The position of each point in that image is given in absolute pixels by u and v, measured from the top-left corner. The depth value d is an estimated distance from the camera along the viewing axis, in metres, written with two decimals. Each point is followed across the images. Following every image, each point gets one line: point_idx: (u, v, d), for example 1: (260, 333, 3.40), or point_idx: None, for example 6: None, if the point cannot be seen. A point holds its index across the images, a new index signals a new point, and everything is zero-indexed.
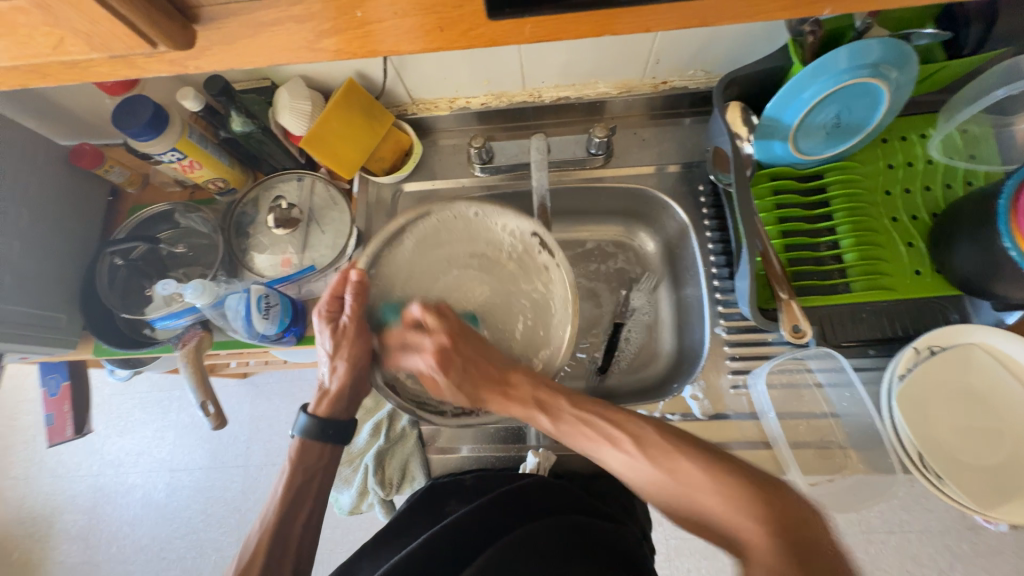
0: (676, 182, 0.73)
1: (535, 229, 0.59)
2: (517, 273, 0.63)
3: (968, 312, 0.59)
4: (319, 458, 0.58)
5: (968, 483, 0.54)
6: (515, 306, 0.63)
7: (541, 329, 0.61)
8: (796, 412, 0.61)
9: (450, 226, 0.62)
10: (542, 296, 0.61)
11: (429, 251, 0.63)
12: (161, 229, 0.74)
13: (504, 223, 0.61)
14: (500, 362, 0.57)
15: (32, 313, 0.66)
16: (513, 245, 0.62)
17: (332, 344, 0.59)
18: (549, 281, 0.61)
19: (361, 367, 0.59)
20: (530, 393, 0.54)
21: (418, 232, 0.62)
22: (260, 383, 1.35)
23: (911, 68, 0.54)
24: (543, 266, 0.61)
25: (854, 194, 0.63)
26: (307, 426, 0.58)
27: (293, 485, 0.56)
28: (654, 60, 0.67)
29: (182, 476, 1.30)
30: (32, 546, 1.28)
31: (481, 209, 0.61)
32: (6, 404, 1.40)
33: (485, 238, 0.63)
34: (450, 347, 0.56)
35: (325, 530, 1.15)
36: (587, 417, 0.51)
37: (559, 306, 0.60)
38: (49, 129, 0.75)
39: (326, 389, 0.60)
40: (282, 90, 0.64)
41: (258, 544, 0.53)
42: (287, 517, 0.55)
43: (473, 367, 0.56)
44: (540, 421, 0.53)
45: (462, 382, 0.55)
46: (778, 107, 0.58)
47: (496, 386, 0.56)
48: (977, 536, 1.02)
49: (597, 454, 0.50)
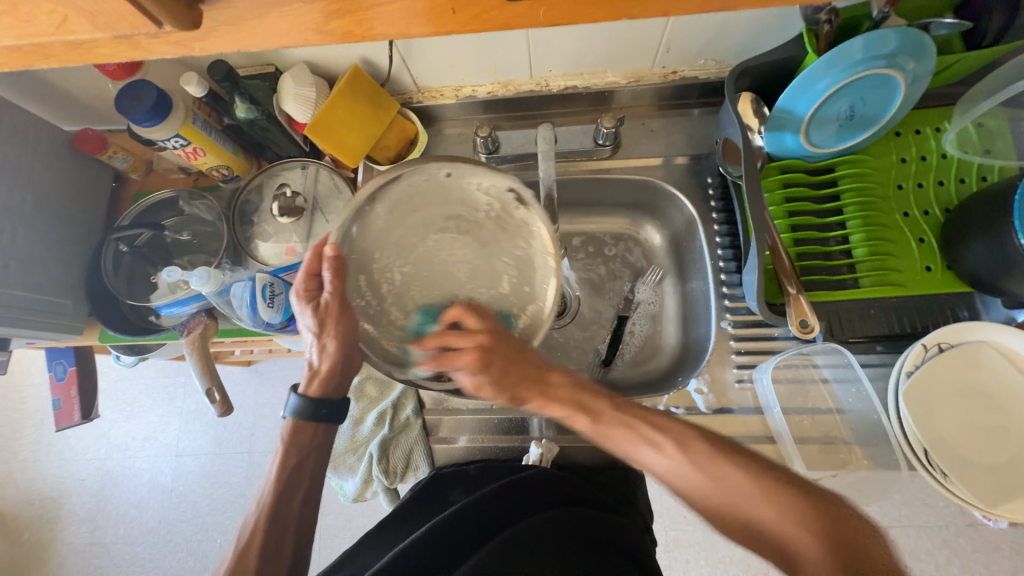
0: (685, 174, 0.72)
1: (512, 185, 0.52)
2: (498, 233, 0.57)
3: (977, 308, 0.59)
4: (310, 440, 0.59)
5: (974, 480, 0.54)
6: (498, 267, 0.58)
7: (526, 286, 0.58)
8: (801, 407, 0.60)
9: (421, 188, 0.54)
10: (525, 253, 0.56)
11: (404, 219, 0.55)
12: (165, 216, 0.74)
13: (480, 181, 0.53)
14: (540, 364, 0.56)
15: (38, 299, 0.66)
16: (490, 205, 0.55)
17: (315, 323, 0.55)
18: (532, 237, 0.55)
19: (350, 347, 0.56)
20: (571, 395, 0.55)
21: (389, 201, 0.53)
22: (264, 370, 1.36)
23: (929, 59, 0.53)
24: (525, 222, 0.55)
25: (866, 188, 0.62)
26: (299, 406, 0.58)
27: (286, 468, 0.56)
28: (664, 49, 0.65)
29: (187, 461, 1.31)
30: (41, 527, 1.31)
31: (452, 167, 0.52)
32: (13, 388, 1.42)
33: (461, 199, 0.55)
34: (489, 346, 0.55)
35: (328, 516, 1.17)
36: (627, 420, 0.52)
37: (542, 261, 0.56)
38: (51, 114, 0.75)
39: (316, 368, 0.58)
40: (286, 76, 0.63)
41: (255, 527, 0.53)
42: (282, 500, 0.56)
43: (513, 367, 0.55)
44: (579, 423, 0.54)
45: (503, 380, 0.55)
46: (790, 99, 0.57)
47: (532, 384, 0.56)
48: (976, 532, 1.03)
49: (635, 457, 0.50)
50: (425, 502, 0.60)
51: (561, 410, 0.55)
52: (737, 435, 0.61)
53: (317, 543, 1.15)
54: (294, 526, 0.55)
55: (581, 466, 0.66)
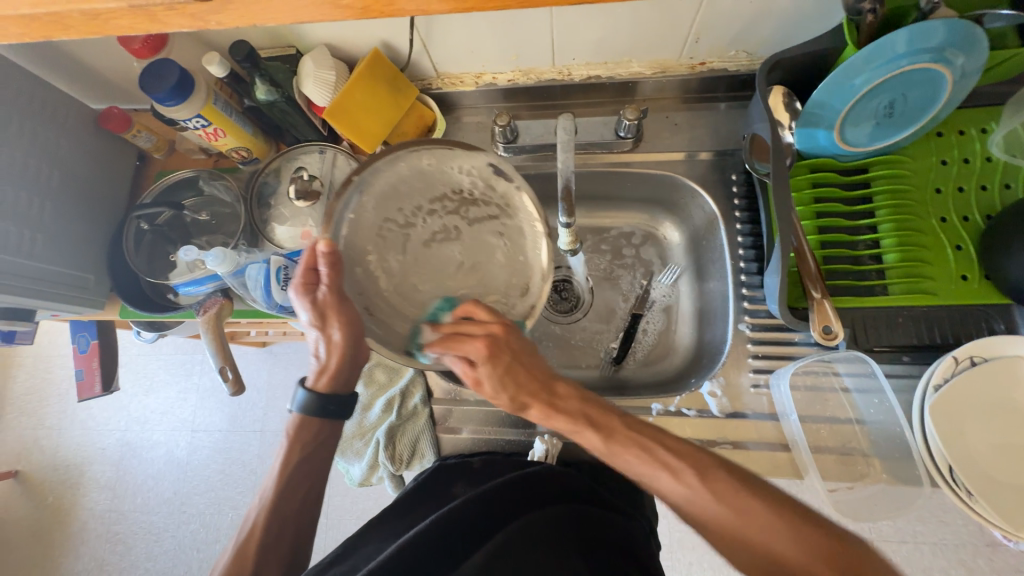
0: (707, 170, 0.70)
1: (490, 159, 0.52)
2: (485, 211, 0.55)
3: (1015, 322, 0.55)
4: (313, 437, 0.59)
5: (1003, 503, 0.51)
6: (489, 243, 0.55)
7: (520, 255, 0.54)
8: (819, 415, 0.59)
9: (406, 178, 0.53)
10: (512, 223, 0.54)
11: (394, 210, 0.53)
12: (185, 195, 0.74)
13: (461, 163, 0.53)
14: (547, 370, 0.54)
15: (61, 272, 0.68)
16: (474, 184, 0.54)
17: (315, 317, 0.55)
18: (516, 208, 0.53)
19: (354, 341, 0.56)
20: (578, 407, 0.52)
21: (376, 192, 0.52)
22: (278, 352, 1.38)
23: (980, 53, 0.50)
24: (511, 194, 0.53)
25: (900, 191, 0.59)
26: (305, 401, 0.59)
27: (290, 463, 0.57)
28: (694, 38, 0.63)
29: (202, 437, 1.35)
30: (64, 492, 1.36)
31: (432, 155, 0.53)
32: (41, 358, 1.47)
33: (442, 183, 0.54)
34: (501, 338, 0.50)
35: (336, 497, 1.19)
36: (643, 443, 0.49)
37: (531, 228, 0.53)
38: (79, 91, 0.76)
39: (323, 364, 0.58)
40: (307, 58, 0.63)
41: (255, 523, 0.55)
42: (283, 496, 0.57)
43: (519, 366, 0.52)
44: (589, 439, 0.51)
45: (503, 376, 0.52)
46: (825, 93, 0.54)
47: (539, 391, 0.53)
48: (994, 553, 0.99)
49: (651, 481, 0.48)
50: (430, 490, 0.60)
51: (567, 423, 0.52)
52: (749, 441, 0.59)
53: (325, 523, 1.17)
54: (290, 517, 0.56)
55: (587, 463, 0.65)
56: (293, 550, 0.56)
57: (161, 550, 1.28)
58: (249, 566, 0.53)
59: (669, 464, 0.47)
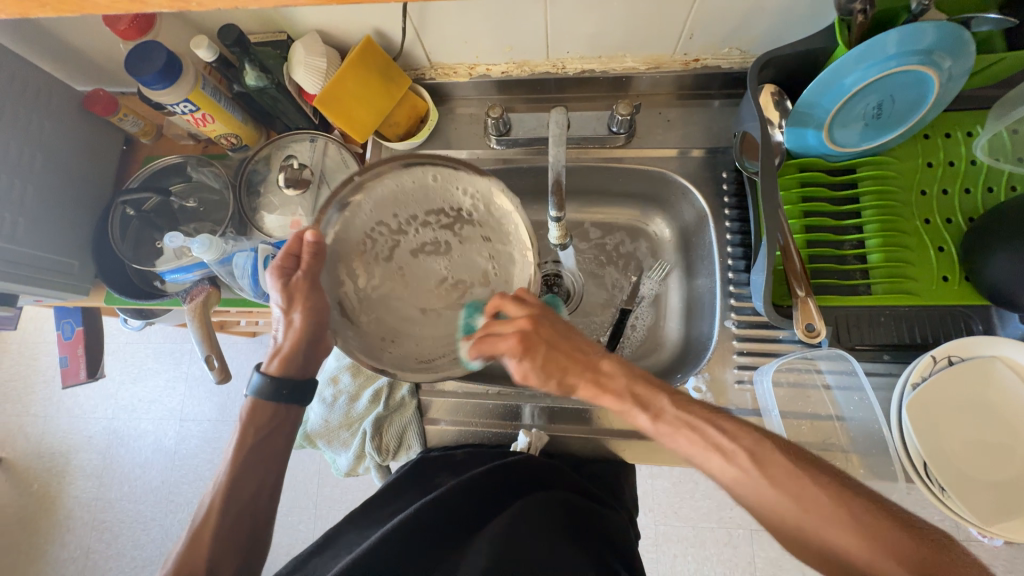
0: (699, 167, 0.70)
1: (496, 187, 0.53)
2: (478, 232, 0.56)
3: (993, 323, 0.57)
4: (270, 419, 0.58)
5: (974, 499, 0.53)
6: (475, 261, 0.56)
7: (505, 279, 0.56)
8: (800, 411, 0.60)
9: (408, 190, 0.53)
10: (503, 250, 0.55)
11: (389, 216, 0.54)
12: (173, 182, 0.73)
13: (464, 185, 0.54)
14: (588, 349, 0.54)
15: (44, 257, 0.67)
16: (474, 207, 0.55)
17: (282, 299, 0.54)
18: (510, 235, 0.55)
19: (315, 328, 0.54)
20: (626, 386, 0.51)
21: (375, 197, 0.53)
22: (269, 342, 1.37)
23: (967, 58, 0.50)
24: (508, 220, 0.54)
25: (886, 192, 0.60)
26: (260, 385, 0.57)
27: (245, 445, 0.56)
28: (688, 34, 0.63)
29: (190, 426, 1.34)
30: (50, 480, 1.35)
31: (438, 172, 0.54)
32: (26, 345, 1.45)
33: (442, 200, 0.54)
34: (534, 331, 0.51)
35: (325, 487, 1.19)
36: (690, 420, 0.48)
37: (520, 257, 0.55)
38: (64, 72, 0.74)
39: (279, 346, 0.57)
40: (297, 45, 0.62)
41: (211, 504, 0.53)
42: (239, 480, 0.55)
43: (557, 354, 0.52)
44: (637, 418, 0.50)
45: (546, 368, 0.52)
46: (816, 93, 0.55)
47: (583, 371, 0.52)
48: (969, 547, 1.02)
49: (700, 462, 0.46)
50: (413, 483, 0.60)
51: (613, 401, 0.51)
52: None
53: (314, 512, 1.18)
54: (246, 503, 0.55)
55: (571, 455, 0.65)
56: (250, 534, 0.54)
57: (149, 538, 1.28)
58: (205, 552, 0.51)
59: None
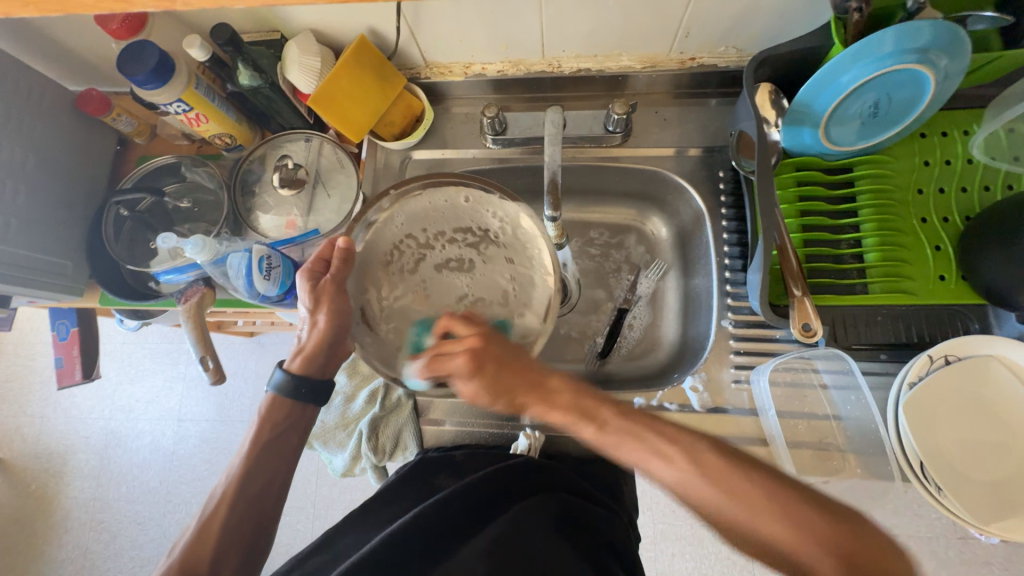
0: (696, 167, 0.70)
1: (522, 211, 0.56)
2: (502, 253, 0.57)
3: (989, 322, 0.57)
4: (286, 416, 0.57)
5: (971, 498, 0.53)
6: (496, 282, 0.57)
7: (525, 300, 0.56)
8: (797, 411, 0.59)
9: (440, 208, 0.57)
10: (525, 273, 0.56)
11: (417, 229, 0.57)
12: (167, 182, 0.73)
13: (495, 208, 0.57)
14: (538, 368, 0.52)
15: (38, 258, 0.66)
16: (501, 229, 0.57)
17: (310, 299, 0.55)
18: (532, 259, 0.56)
19: (341, 328, 0.55)
20: (572, 401, 0.50)
21: (406, 211, 0.56)
22: (266, 342, 1.37)
23: (963, 55, 0.50)
24: (532, 244, 0.56)
25: (884, 191, 0.60)
26: (281, 382, 0.57)
27: (261, 440, 0.56)
28: (683, 33, 0.63)
29: (188, 426, 1.34)
30: (47, 481, 1.34)
31: (470, 195, 0.57)
32: (22, 345, 1.45)
33: (473, 220, 0.57)
34: (482, 349, 0.50)
35: (323, 487, 1.19)
36: (637, 430, 0.48)
37: (542, 281, 0.56)
38: (56, 72, 0.74)
39: (302, 345, 0.57)
40: (291, 43, 0.62)
41: (224, 494, 0.53)
42: (251, 474, 0.54)
43: (506, 372, 0.50)
44: (583, 432, 0.49)
45: (495, 386, 0.50)
46: (812, 91, 0.55)
47: (531, 389, 0.51)
48: (966, 545, 1.02)
49: (643, 467, 0.47)
50: (408, 484, 0.60)
51: (563, 417, 0.50)
52: (729, 435, 0.60)
53: (311, 513, 1.18)
54: (253, 499, 0.54)
55: (567, 456, 0.65)
56: (256, 531, 0.53)
57: (147, 538, 1.28)
58: (207, 552, 0.50)
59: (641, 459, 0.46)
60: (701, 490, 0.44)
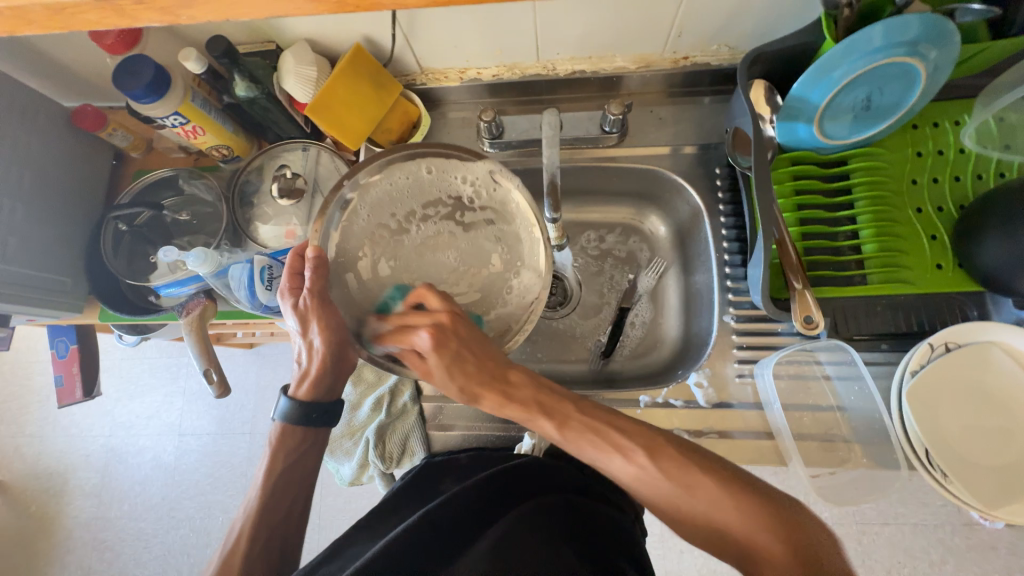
0: (692, 164, 0.70)
1: (490, 168, 0.57)
2: (480, 215, 0.60)
3: (988, 308, 0.58)
4: (299, 443, 0.57)
5: (977, 483, 0.53)
6: (483, 246, 0.60)
7: (517, 259, 0.58)
8: (802, 403, 0.60)
9: (402, 187, 0.58)
10: (507, 228, 0.59)
11: (387, 216, 0.58)
12: (165, 195, 0.73)
13: (462, 173, 0.58)
14: (501, 362, 0.53)
15: (38, 276, 0.66)
16: (474, 191, 0.59)
17: (298, 321, 0.55)
18: (512, 211, 0.59)
19: (337, 345, 0.55)
20: (531, 396, 0.51)
21: (370, 199, 0.58)
22: (266, 353, 1.36)
23: (952, 49, 0.51)
24: (508, 200, 0.58)
25: (879, 183, 0.61)
26: (288, 409, 0.57)
27: (274, 471, 0.55)
28: (677, 32, 0.63)
29: (190, 440, 1.33)
30: (48, 501, 1.33)
31: (432, 165, 0.58)
32: (19, 365, 1.43)
33: (443, 190, 0.59)
34: (448, 326, 0.51)
35: (328, 497, 1.18)
36: (595, 425, 0.50)
37: (527, 233, 0.58)
38: (51, 88, 0.74)
39: (305, 370, 0.57)
40: (286, 53, 0.62)
41: (241, 531, 0.53)
42: (271, 504, 0.54)
43: (469, 356, 0.51)
44: (544, 427, 0.51)
45: (453, 367, 0.51)
46: (805, 87, 0.55)
47: (492, 382, 0.52)
48: (972, 531, 1.02)
49: (604, 464, 0.49)
50: (418, 489, 0.59)
51: (520, 411, 0.52)
52: (735, 430, 0.60)
53: (317, 524, 1.17)
54: (276, 526, 0.54)
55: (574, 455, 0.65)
56: (282, 554, 0.53)
57: (151, 555, 1.26)
58: None
59: (621, 447, 0.48)
60: (656, 486, 0.47)
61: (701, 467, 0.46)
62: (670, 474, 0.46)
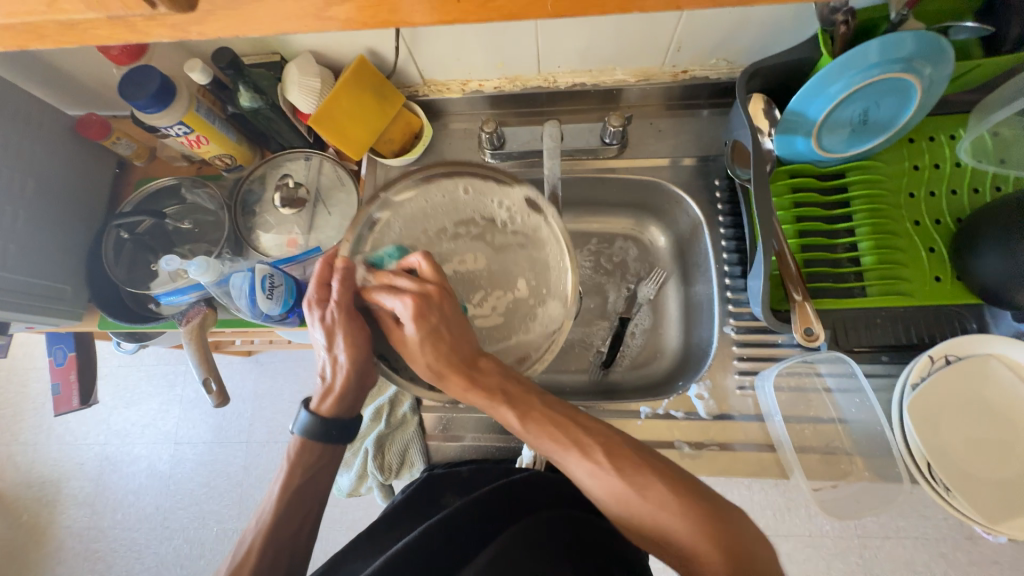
0: (692, 176, 0.71)
1: (528, 194, 0.58)
2: (512, 240, 0.61)
3: (986, 321, 0.58)
4: (317, 459, 0.56)
5: (978, 498, 0.53)
6: (513, 270, 0.61)
7: (543, 287, 0.60)
8: (802, 416, 0.60)
9: (437, 205, 0.60)
10: (540, 254, 0.60)
11: (419, 231, 0.60)
12: (167, 203, 0.73)
13: (497, 198, 0.60)
14: (473, 348, 0.53)
15: (38, 283, 0.66)
16: (508, 216, 0.61)
17: (325, 335, 0.54)
18: (544, 241, 0.59)
19: (364, 361, 0.55)
20: (498, 383, 0.51)
21: (403, 214, 0.60)
22: (265, 361, 1.36)
23: (946, 64, 0.51)
24: (539, 228, 0.59)
25: (877, 197, 0.61)
26: (309, 424, 0.56)
27: (290, 486, 0.54)
28: (676, 47, 0.64)
29: (185, 449, 1.32)
30: (40, 509, 1.31)
31: (469, 185, 0.60)
32: (15, 371, 1.42)
33: (478, 211, 0.61)
34: (433, 299, 0.52)
35: (324, 509, 1.17)
36: (555, 419, 0.49)
37: (555, 261, 0.59)
38: (56, 97, 0.75)
39: (329, 384, 0.56)
40: (290, 65, 0.63)
41: (252, 543, 0.52)
42: (283, 518, 0.53)
43: (445, 329, 0.52)
44: (506, 416, 0.50)
45: (428, 338, 0.51)
46: (803, 101, 0.56)
47: (462, 364, 0.52)
48: (974, 546, 1.01)
49: (561, 461, 0.47)
50: (418, 501, 0.59)
51: (481, 398, 0.51)
52: (736, 442, 0.60)
53: None
54: (284, 542, 0.53)
55: None
56: (289, 568, 0.52)
57: (143, 566, 1.25)
58: None
59: (579, 443, 0.47)
60: (610, 486, 0.45)
61: (655, 469, 0.45)
62: (625, 474, 0.45)
